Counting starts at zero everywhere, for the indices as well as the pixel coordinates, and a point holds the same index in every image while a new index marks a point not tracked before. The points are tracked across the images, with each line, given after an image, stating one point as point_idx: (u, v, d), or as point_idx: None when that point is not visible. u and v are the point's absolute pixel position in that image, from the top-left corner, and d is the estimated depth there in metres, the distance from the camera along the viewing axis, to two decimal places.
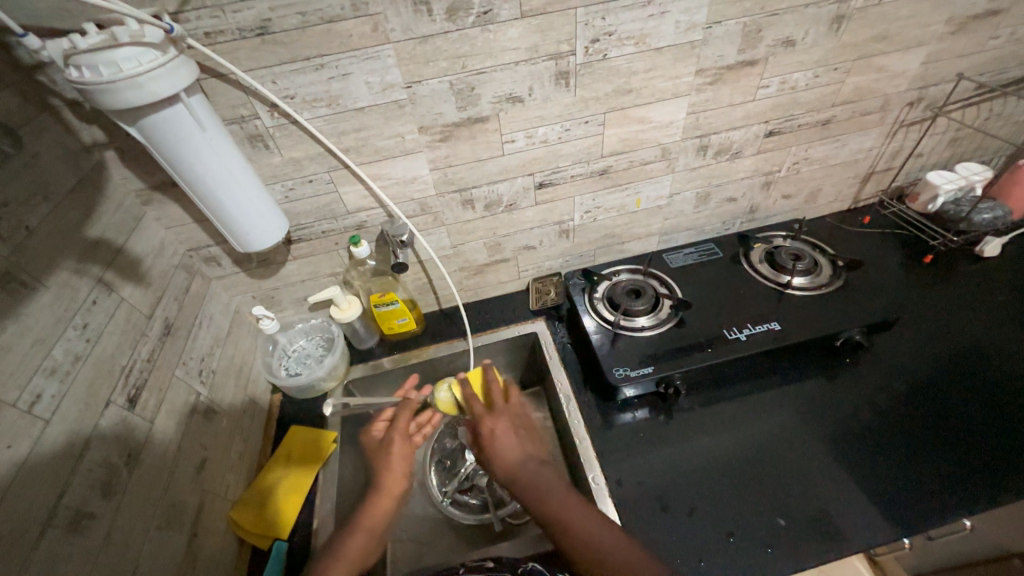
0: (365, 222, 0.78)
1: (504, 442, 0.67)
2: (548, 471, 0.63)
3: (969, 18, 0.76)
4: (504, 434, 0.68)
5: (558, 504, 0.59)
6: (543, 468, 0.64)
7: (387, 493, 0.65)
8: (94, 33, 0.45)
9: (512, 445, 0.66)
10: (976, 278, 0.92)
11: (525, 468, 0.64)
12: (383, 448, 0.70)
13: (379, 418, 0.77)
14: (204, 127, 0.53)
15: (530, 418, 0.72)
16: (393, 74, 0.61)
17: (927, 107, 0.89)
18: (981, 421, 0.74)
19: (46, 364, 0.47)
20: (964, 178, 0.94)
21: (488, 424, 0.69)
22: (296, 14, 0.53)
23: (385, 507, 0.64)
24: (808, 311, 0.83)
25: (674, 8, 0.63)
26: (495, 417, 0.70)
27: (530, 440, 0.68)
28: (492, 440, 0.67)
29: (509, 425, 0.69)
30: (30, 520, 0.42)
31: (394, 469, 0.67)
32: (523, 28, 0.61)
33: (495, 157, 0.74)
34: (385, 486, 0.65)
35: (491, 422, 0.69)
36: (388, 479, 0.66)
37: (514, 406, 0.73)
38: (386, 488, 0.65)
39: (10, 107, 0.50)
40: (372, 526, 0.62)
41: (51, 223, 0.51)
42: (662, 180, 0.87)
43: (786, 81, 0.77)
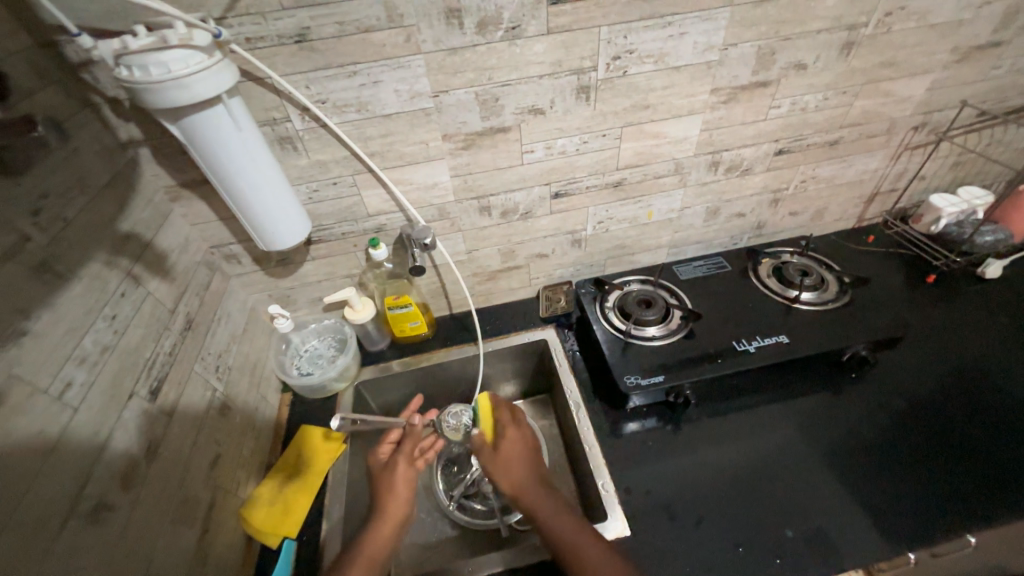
0: (384, 225, 0.80)
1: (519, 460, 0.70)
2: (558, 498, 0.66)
3: (973, 48, 0.79)
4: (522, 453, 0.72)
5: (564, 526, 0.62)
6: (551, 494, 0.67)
7: (390, 517, 0.66)
8: (144, 34, 0.47)
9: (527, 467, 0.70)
10: (978, 299, 0.94)
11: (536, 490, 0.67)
12: (385, 471, 0.71)
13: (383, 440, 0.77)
14: (240, 127, 0.55)
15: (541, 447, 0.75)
16: (422, 83, 0.63)
17: (931, 131, 0.92)
18: (984, 440, 0.75)
19: (77, 353, 0.48)
20: (967, 202, 0.96)
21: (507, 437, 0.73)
22: (334, 23, 0.55)
23: (385, 533, 0.65)
24: (815, 326, 0.84)
25: (692, 30, 0.66)
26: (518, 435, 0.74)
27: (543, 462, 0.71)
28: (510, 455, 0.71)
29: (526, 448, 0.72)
30: (55, 507, 0.42)
31: (393, 493, 0.68)
32: (549, 43, 0.63)
33: (514, 166, 0.76)
34: (388, 509, 0.67)
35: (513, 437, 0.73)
36: (391, 502, 0.68)
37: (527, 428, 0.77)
38: (389, 511, 0.66)
39: (55, 102, 0.51)
40: (373, 553, 0.62)
41: (87, 216, 0.53)
42: (674, 194, 0.89)
43: (797, 102, 0.79)
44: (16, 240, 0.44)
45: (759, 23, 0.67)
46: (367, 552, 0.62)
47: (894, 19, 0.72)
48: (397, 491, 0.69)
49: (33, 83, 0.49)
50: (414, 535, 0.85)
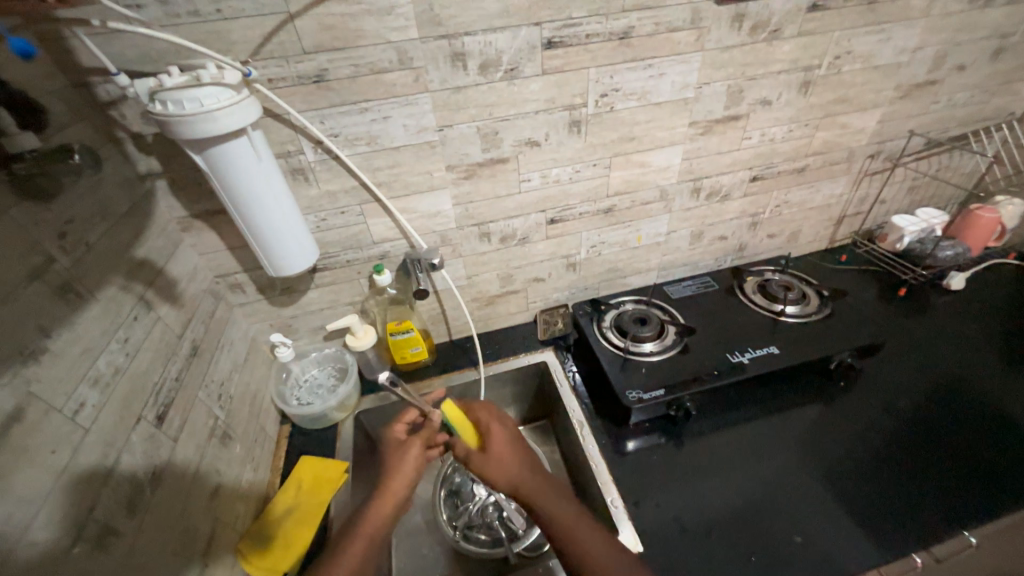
0: (388, 252, 0.83)
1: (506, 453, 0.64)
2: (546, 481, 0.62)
3: (913, 86, 0.90)
4: (509, 441, 0.66)
5: (538, 487, 0.61)
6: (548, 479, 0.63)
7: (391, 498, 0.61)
8: (178, 74, 0.51)
9: (512, 455, 0.64)
10: (946, 310, 1.01)
11: (527, 479, 0.62)
12: (398, 450, 0.66)
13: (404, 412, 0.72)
14: (260, 157, 0.58)
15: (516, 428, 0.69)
16: (428, 118, 0.68)
17: (886, 158, 1.01)
18: (969, 441, 0.78)
19: (90, 374, 0.48)
20: (925, 221, 1.06)
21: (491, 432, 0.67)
22: (350, 65, 0.61)
23: (385, 512, 0.60)
24: (801, 337, 0.89)
25: (670, 70, 0.73)
26: (500, 425, 0.68)
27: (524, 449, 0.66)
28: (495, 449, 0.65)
29: (512, 436, 0.67)
30: (63, 530, 0.41)
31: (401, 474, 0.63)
32: (543, 83, 0.70)
33: (513, 194, 0.81)
34: (392, 489, 0.62)
35: (497, 429, 0.67)
36: (394, 483, 0.62)
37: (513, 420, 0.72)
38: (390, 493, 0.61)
39: (83, 136, 0.54)
40: (369, 538, 0.58)
41: (106, 241, 0.54)
42: (660, 219, 0.95)
43: (765, 134, 0.88)
44: (41, 262, 0.45)
45: (728, 65, 0.76)
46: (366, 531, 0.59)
47: (843, 62, 0.81)
48: (401, 475, 0.63)
49: (66, 119, 0.52)
50: (416, 570, 0.82)
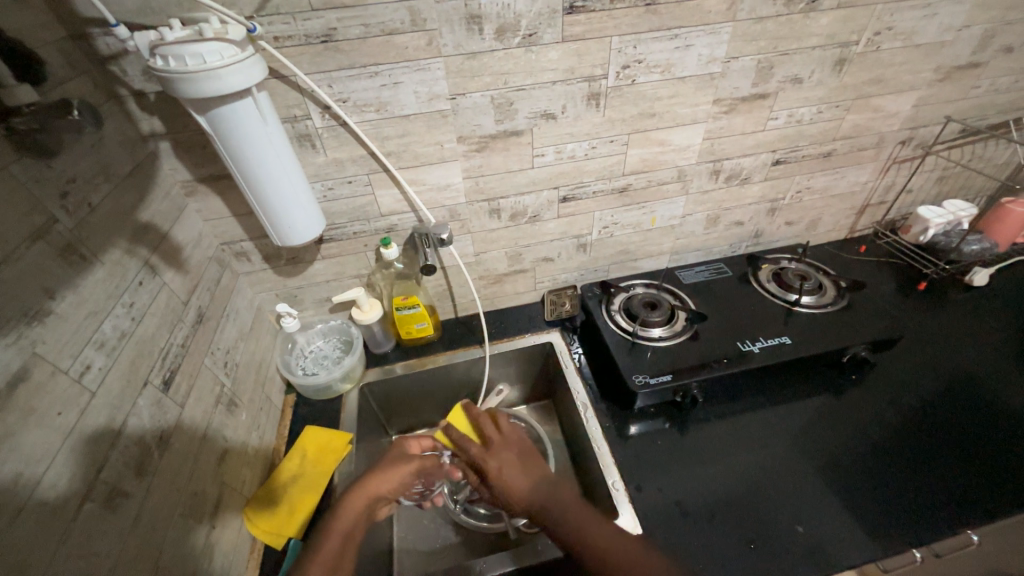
0: (395, 225, 0.81)
1: (509, 475, 0.67)
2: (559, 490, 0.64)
3: (955, 68, 0.84)
4: (509, 468, 0.68)
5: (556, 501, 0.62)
6: (555, 490, 0.64)
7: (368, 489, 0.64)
8: (179, 28, 0.49)
9: (518, 478, 0.66)
10: (966, 306, 0.98)
11: (537, 497, 0.63)
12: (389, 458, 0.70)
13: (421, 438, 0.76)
14: (265, 120, 0.56)
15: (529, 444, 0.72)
16: (440, 85, 0.65)
17: (918, 145, 0.97)
18: (983, 438, 0.77)
19: (95, 337, 0.48)
20: (953, 214, 1.01)
21: (490, 462, 0.69)
22: (360, 25, 0.58)
23: (357, 506, 0.62)
24: (814, 328, 0.87)
25: (697, 42, 0.69)
26: (495, 453, 0.70)
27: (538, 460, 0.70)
28: (496, 480, 0.67)
29: (513, 456, 0.69)
30: (72, 490, 0.42)
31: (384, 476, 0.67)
32: (563, 51, 0.66)
33: (525, 169, 0.78)
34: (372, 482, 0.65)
35: (495, 458, 0.69)
36: (373, 482, 0.65)
37: (510, 435, 0.73)
38: (367, 488, 0.64)
39: (84, 92, 0.53)
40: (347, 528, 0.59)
41: (109, 203, 0.53)
42: (676, 201, 0.92)
43: (793, 114, 0.83)
44: (44, 222, 0.44)
45: (759, 38, 0.71)
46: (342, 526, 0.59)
47: (882, 39, 0.76)
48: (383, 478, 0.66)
49: (65, 73, 0.50)
50: (417, 540, 0.83)
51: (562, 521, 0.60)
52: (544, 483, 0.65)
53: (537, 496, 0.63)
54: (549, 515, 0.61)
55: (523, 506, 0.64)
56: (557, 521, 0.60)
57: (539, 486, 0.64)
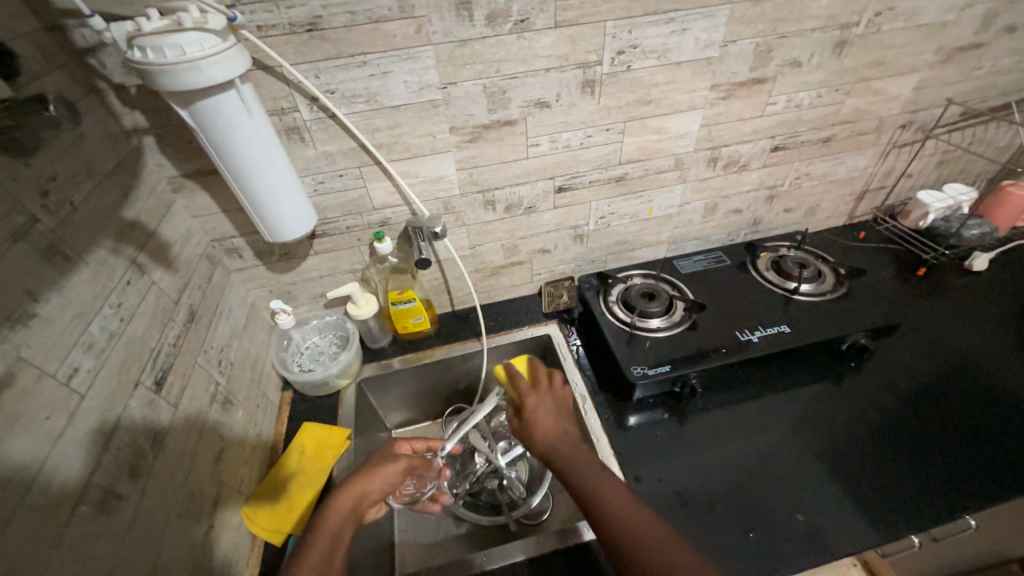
0: (388, 218, 0.80)
1: (544, 417, 0.66)
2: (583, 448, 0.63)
3: (957, 49, 0.83)
4: (546, 410, 0.68)
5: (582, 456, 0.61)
6: (581, 445, 0.63)
7: (355, 489, 0.63)
8: (157, 18, 0.47)
9: (551, 423, 0.66)
10: (966, 291, 0.98)
11: (563, 446, 0.63)
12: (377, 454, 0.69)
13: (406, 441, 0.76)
14: (251, 113, 0.54)
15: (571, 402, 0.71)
16: (431, 74, 0.64)
17: (918, 129, 0.95)
18: (981, 423, 0.77)
19: (83, 339, 0.47)
20: (953, 198, 1.00)
21: (530, 398, 0.69)
22: (346, 12, 0.56)
23: (344, 504, 0.61)
24: (813, 316, 0.86)
25: (694, 26, 0.68)
26: (538, 395, 0.70)
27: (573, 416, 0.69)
28: (532, 415, 0.67)
29: (555, 402, 0.69)
30: (65, 494, 0.41)
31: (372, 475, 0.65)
32: (556, 37, 0.64)
33: (520, 160, 0.77)
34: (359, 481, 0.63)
35: (536, 398, 0.69)
36: (361, 481, 0.64)
37: (560, 386, 0.73)
38: (354, 488, 0.62)
39: (62, 86, 0.51)
40: (334, 530, 0.58)
41: (93, 201, 0.52)
42: (673, 190, 0.91)
43: (792, 99, 0.82)
44: (24, 221, 0.43)
45: (757, 21, 0.69)
46: (329, 527, 0.58)
47: (883, 19, 0.75)
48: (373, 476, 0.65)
49: (42, 67, 0.49)
50: (418, 534, 0.83)
51: (584, 474, 0.59)
52: (571, 438, 0.64)
53: (562, 446, 0.63)
54: (569, 466, 0.60)
55: (544, 446, 0.63)
56: (580, 473, 0.59)
57: (566, 439, 0.63)
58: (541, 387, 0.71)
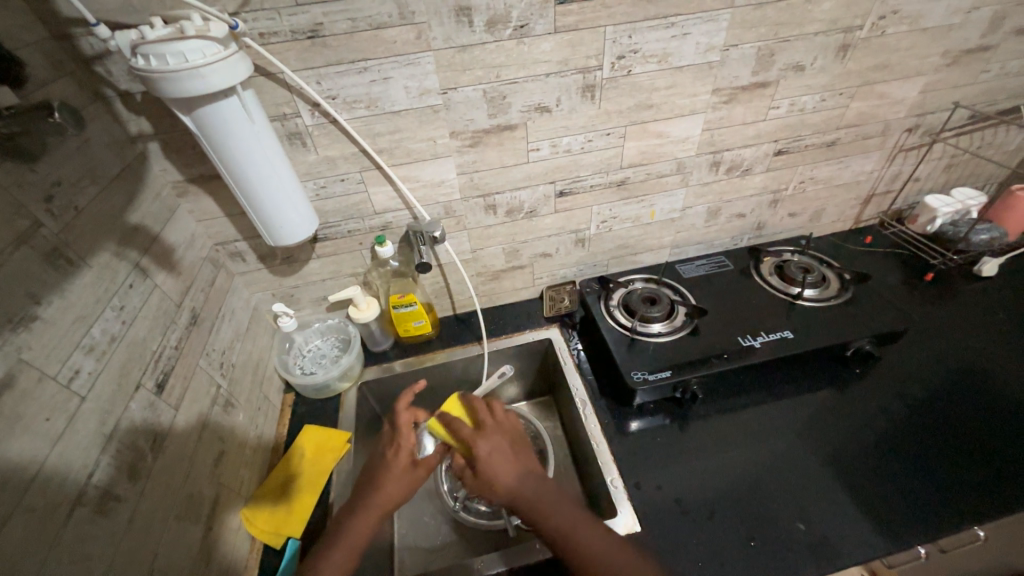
0: (390, 222, 0.80)
1: (498, 463, 0.63)
2: (548, 485, 0.63)
3: (964, 51, 0.82)
4: (499, 454, 0.64)
5: (548, 496, 0.61)
6: (545, 483, 0.63)
7: (375, 504, 0.64)
8: (161, 26, 0.48)
9: (506, 467, 0.63)
10: (975, 297, 0.96)
11: (525, 487, 0.61)
12: (383, 463, 0.68)
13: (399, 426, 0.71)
14: (253, 120, 0.55)
15: (520, 434, 0.70)
16: (431, 80, 0.64)
17: (925, 133, 0.94)
18: (990, 432, 0.75)
19: (85, 341, 0.48)
20: (960, 202, 0.99)
21: (480, 444, 0.65)
22: (347, 19, 0.56)
23: (367, 522, 0.62)
24: (817, 321, 0.85)
25: (695, 30, 0.67)
26: (487, 437, 0.66)
27: (527, 450, 0.68)
28: (486, 464, 0.63)
29: (505, 443, 0.66)
30: (63, 495, 0.41)
31: (392, 477, 0.66)
32: (556, 42, 0.64)
33: (520, 164, 0.77)
34: (378, 496, 0.64)
35: (485, 442, 0.65)
36: (380, 494, 0.64)
37: (506, 425, 0.69)
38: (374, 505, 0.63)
39: (68, 93, 0.52)
40: (356, 544, 0.61)
41: (97, 206, 0.53)
42: (675, 194, 0.91)
43: (795, 103, 0.81)
44: (28, 226, 0.44)
45: (758, 25, 0.69)
46: (349, 542, 0.61)
47: (887, 23, 0.74)
48: (388, 486, 0.65)
49: (49, 75, 0.50)
50: (417, 538, 0.83)
51: (552, 515, 0.59)
52: (532, 474, 0.64)
53: (524, 488, 0.61)
54: (537, 509, 0.60)
55: (507, 494, 0.61)
56: (550, 517, 0.59)
57: (528, 478, 0.63)
58: (486, 426, 0.68)
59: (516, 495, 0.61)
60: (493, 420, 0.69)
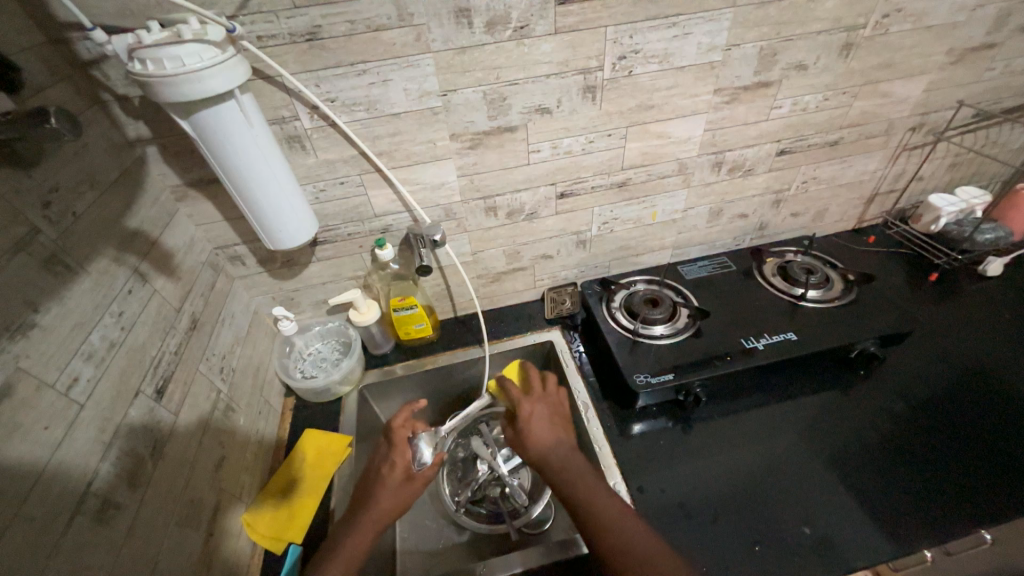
0: (390, 225, 0.80)
1: (538, 424, 0.67)
2: (579, 457, 0.64)
3: (968, 49, 0.81)
4: (540, 416, 0.69)
5: (578, 465, 0.63)
6: (576, 454, 0.64)
7: (370, 519, 0.63)
8: (158, 30, 0.48)
9: (544, 431, 0.67)
10: (979, 297, 0.95)
11: (556, 453, 0.64)
12: (376, 479, 0.68)
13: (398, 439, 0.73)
14: (251, 124, 0.55)
15: (566, 407, 0.72)
16: (430, 82, 0.64)
17: (929, 132, 0.93)
18: (995, 434, 0.74)
19: (83, 348, 0.48)
20: (965, 202, 0.97)
21: (525, 406, 0.70)
22: (345, 22, 0.56)
23: (364, 535, 0.62)
24: (821, 322, 0.85)
25: (696, 30, 0.67)
26: (533, 401, 0.71)
27: (568, 422, 0.70)
28: (526, 422, 0.68)
29: (547, 410, 0.70)
30: (63, 503, 0.41)
31: (387, 492, 0.66)
32: (556, 43, 0.64)
33: (521, 166, 0.77)
34: (372, 510, 0.64)
35: (530, 404, 0.70)
36: (374, 509, 0.64)
37: (552, 392, 0.74)
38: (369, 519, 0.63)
39: (66, 98, 0.52)
40: (352, 557, 0.60)
41: (96, 211, 0.53)
42: (677, 195, 0.90)
43: (798, 103, 0.81)
44: (26, 233, 0.44)
45: (761, 24, 0.68)
46: (345, 555, 0.60)
47: (891, 21, 0.73)
48: (383, 500, 0.65)
49: (47, 79, 0.49)
50: (419, 542, 0.82)
51: (576, 485, 0.60)
52: (567, 445, 0.65)
53: (556, 452, 0.64)
54: (565, 472, 0.62)
55: (539, 454, 0.64)
56: (574, 484, 0.60)
57: (560, 447, 0.65)
58: (534, 394, 0.72)
59: (546, 458, 0.64)
60: (544, 389, 0.73)
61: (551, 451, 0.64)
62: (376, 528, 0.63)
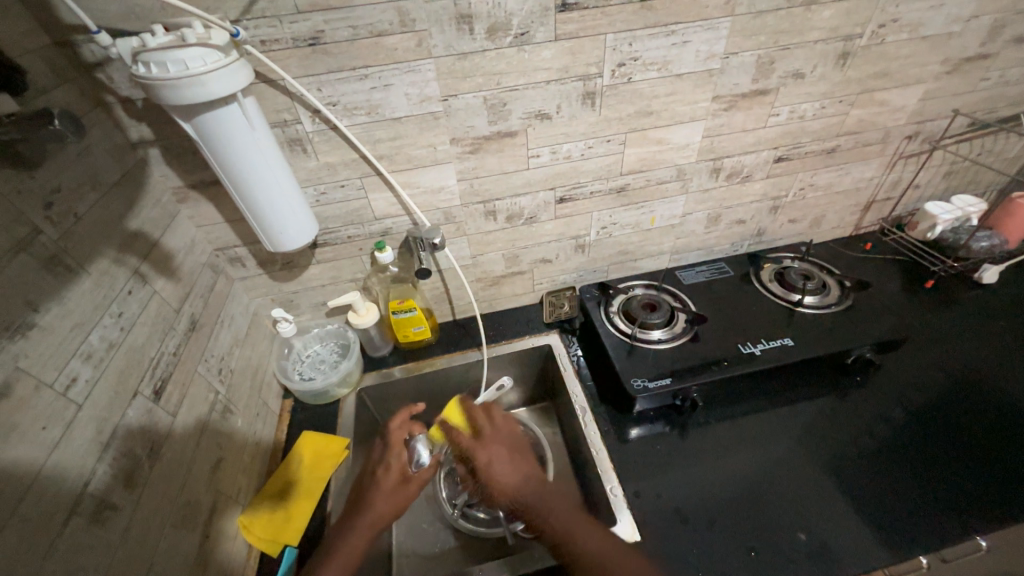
0: (390, 228, 0.80)
1: (497, 467, 0.70)
2: (549, 491, 0.66)
3: (963, 60, 0.82)
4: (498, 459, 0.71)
5: (548, 500, 0.65)
6: (547, 487, 0.67)
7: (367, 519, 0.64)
8: (163, 34, 0.48)
9: (507, 472, 0.69)
10: (975, 305, 0.96)
11: (524, 495, 0.66)
12: (371, 480, 0.69)
13: (393, 442, 0.74)
14: (253, 127, 0.55)
15: (520, 437, 0.75)
16: (431, 87, 0.64)
17: (925, 140, 0.94)
18: (990, 441, 0.75)
19: (83, 349, 0.48)
20: (960, 209, 0.98)
21: (480, 454, 0.72)
22: (347, 27, 0.57)
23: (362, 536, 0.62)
24: (817, 328, 0.85)
25: (694, 38, 0.68)
26: (486, 446, 0.73)
27: (526, 451, 0.73)
28: (487, 473, 0.70)
29: (504, 449, 0.72)
30: (59, 503, 0.41)
31: (384, 494, 0.67)
32: (556, 50, 0.65)
33: (521, 171, 0.77)
34: (370, 511, 0.65)
35: (484, 451, 0.72)
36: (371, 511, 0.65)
37: (502, 426, 0.75)
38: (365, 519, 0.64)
39: (69, 100, 0.52)
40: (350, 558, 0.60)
41: (97, 211, 0.53)
42: (676, 200, 0.91)
43: (795, 110, 0.81)
44: (28, 233, 0.44)
45: (759, 33, 0.69)
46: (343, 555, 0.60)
47: (887, 31, 0.74)
48: (380, 500, 0.66)
49: (51, 81, 0.50)
50: (415, 545, 0.82)
51: (552, 523, 0.62)
52: (534, 480, 0.68)
53: (522, 496, 0.66)
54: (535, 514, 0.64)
55: (512, 501, 0.67)
56: (550, 519, 0.63)
57: (529, 484, 0.67)
58: (484, 436, 0.74)
59: (518, 502, 0.66)
60: (491, 426, 0.75)
61: (518, 497, 0.67)
62: (374, 529, 0.63)
